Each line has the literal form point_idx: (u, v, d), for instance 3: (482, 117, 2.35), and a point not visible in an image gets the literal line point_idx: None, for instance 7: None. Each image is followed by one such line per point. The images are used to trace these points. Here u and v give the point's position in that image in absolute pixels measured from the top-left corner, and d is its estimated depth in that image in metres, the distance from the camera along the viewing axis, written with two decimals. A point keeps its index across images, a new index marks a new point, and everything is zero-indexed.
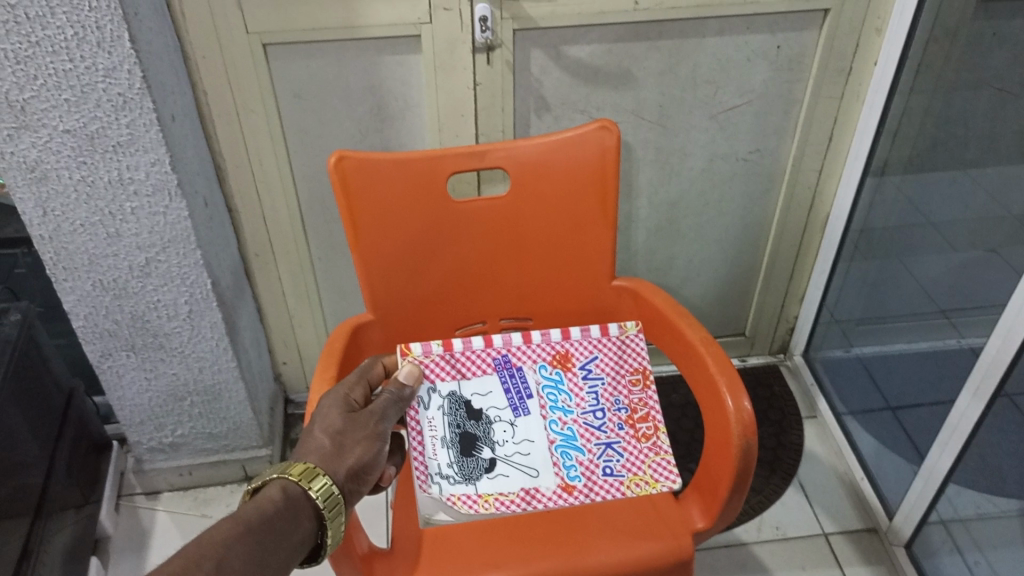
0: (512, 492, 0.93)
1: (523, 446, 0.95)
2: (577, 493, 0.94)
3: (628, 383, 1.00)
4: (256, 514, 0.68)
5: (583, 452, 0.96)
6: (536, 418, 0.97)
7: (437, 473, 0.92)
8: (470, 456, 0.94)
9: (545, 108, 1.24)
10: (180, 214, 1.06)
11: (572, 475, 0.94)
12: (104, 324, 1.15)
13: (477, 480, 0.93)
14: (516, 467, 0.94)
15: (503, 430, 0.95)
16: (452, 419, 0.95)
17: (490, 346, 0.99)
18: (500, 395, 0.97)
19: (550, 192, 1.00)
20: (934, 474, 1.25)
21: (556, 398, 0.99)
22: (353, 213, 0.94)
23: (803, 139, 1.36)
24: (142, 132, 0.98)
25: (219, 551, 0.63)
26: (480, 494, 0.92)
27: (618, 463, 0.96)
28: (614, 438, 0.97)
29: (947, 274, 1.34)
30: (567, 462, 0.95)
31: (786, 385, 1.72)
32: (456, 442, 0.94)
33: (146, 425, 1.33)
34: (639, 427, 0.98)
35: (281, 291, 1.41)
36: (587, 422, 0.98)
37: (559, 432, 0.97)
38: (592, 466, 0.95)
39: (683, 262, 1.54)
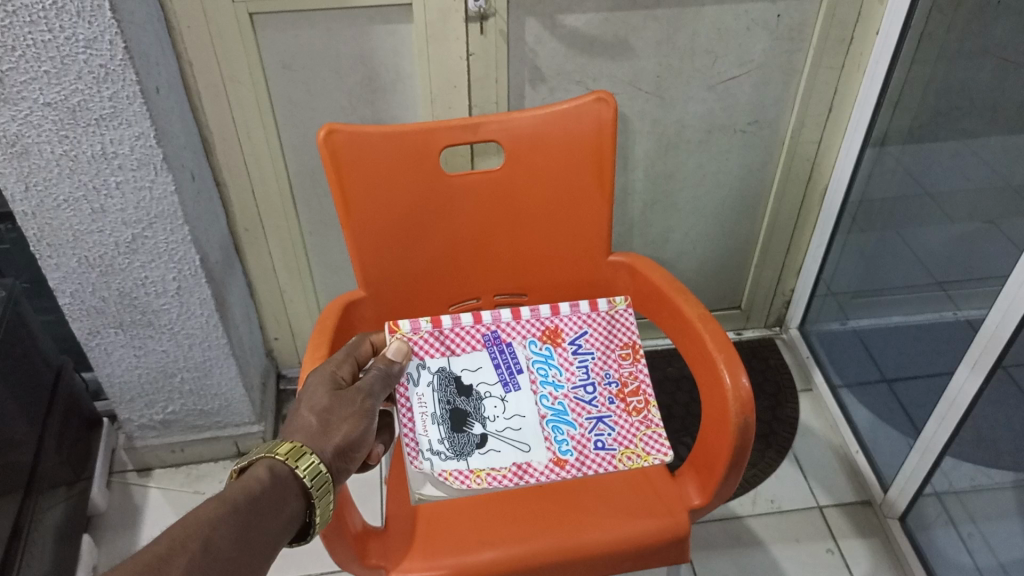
0: (504, 467, 0.91)
1: (513, 421, 0.93)
2: (568, 467, 0.92)
3: (618, 357, 0.99)
4: (242, 493, 0.67)
5: (575, 426, 0.94)
6: (527, 393, 0.95)
7: (428, 450, 0.90)
8: (461, 432, 0.92)
9: (540, 79, 1.21)
10: (166, 188, 1.04)
11: (564, 450, 0.93)
12: (91, 301, 1.13)
13: (469, 455, 0.91)
14: (508, 442, 0.92)
15: (493, 406, 0.93)
16: (442, 395, 0.93)
17: (481, 321, 0.98)
18: (490, 370, 0.95)
19: (545, 166, 0.98)
20: (930, 448, 1.25)
21: (546, 372, 0.97)
22: (344, 188, 0.92)
23: (802, 110, 1.34)
24: (126, 105, 0.95)
25: (205, 530, 0.62)
26: (471, 469, 0.90)
27: (609, 437, 0.94)
28: (605, 412, 0.96)
29: (948, 247, 1.33)
30: (558, 437, 0.93)
31: (781, 358, 1.71)
32: (446, 418, 0.92)
33: (137, 402, 1.31)
34: (630, 400, 0.96)
35: (272, 266, 1.39)
36: (577, 396, 0.96)
37: (549, 407, 0.95)
38: (583, 441, 0.94)
39: (679, 236, 1.53)
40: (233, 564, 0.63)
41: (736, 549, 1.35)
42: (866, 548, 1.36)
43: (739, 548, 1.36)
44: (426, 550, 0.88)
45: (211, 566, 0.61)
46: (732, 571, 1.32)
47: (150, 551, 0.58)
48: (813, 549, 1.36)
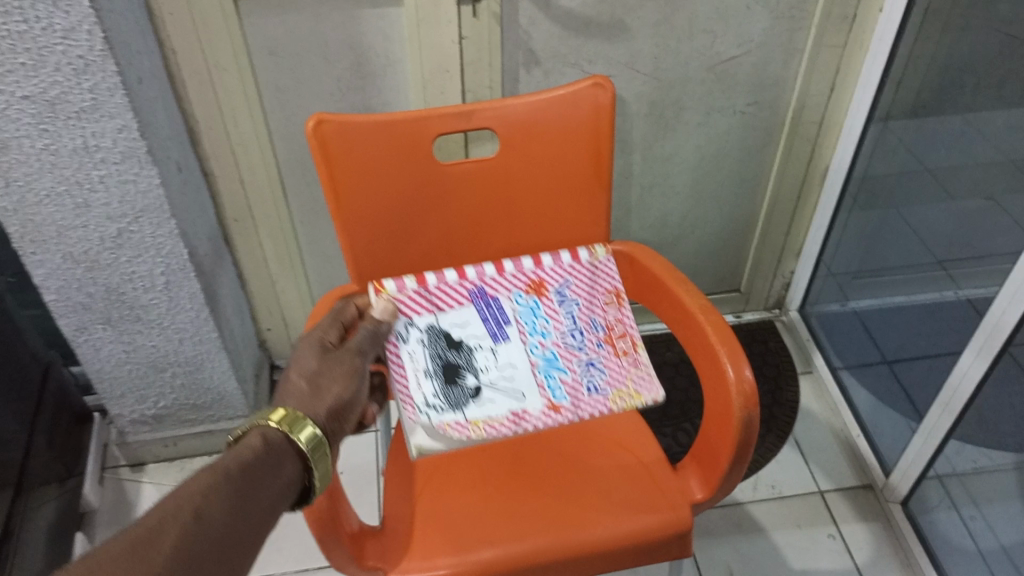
0: (501, 415, 0.85)
1: (506, 371, 0.89)
2: (564, 411, 0.87)
3: (602, 304, 0.97)
4: (234, 463, 0.63)
5: (567, 372, 0.90)
6: (516, 343, 0.91)
7: (424, 404, 0.86)
8: (455, 384, 0.88)
9: (535, 62, 1.18)
10: (151, 181, 1.01)
11: (558, 395, 0.88)
12: (77, 297, 1.11)
13: (465, 407, 0.86)
14: (502, 391, 0.88)
15: (484, 357, 0.89)
16: (433, 350, 0.90)
17: (466, 277, 0.95)
18: (478, 323, 0.92)
19: (542, 153, 0.95)
20: (934, 432, 1.24)
21: (534, 323, 0.94)
22: (334, 180, 0.89)
23: (803, 90, 1.31)
24: (106, 97, 0.92)
25: (197, 501, 0.58)
26: (469, 419, 0.85)
27: (601, 380, 0.91)
28: (593, 357, 0.93)
29: (952, 226, 1.31)
30: (551, 382, 0.89)
31: (781, 341, 1.69)
32: (438, 373, 0.88)
33: (128, 398, 1.29)
34: (618, 343, 0.94)
35: (263, 257, 1.37)
36: (566, 344, 0.93)
37: (540, 355, 0.91)
38: (576, 385, 0.90)
39: (677, 220, 1.50)
40: (234, 532, 0.59)
41: (738, 536, 1.34)
42: (868, 533, 1.35)
43: (740, 535, 1.34)
44: (424, 552, 0.86)
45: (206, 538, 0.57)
46: (735, 559, 1.31)
47: (141, 526, 0.55)
48: (815, 534, 1.34)
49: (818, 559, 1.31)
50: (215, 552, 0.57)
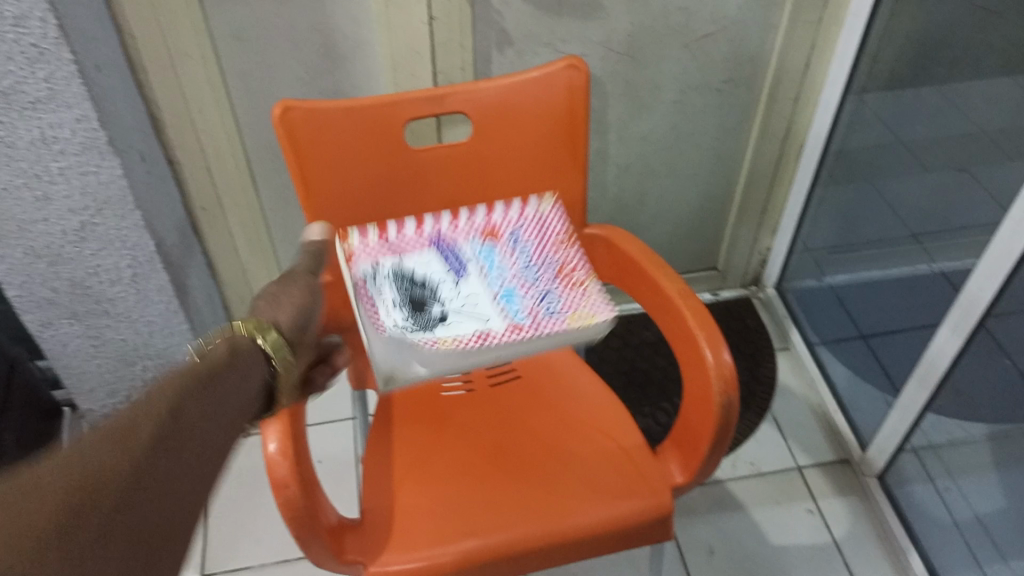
0: (468, 333, 0.82)
1: (469, 299, 0.86)
2: (525, 328, 0.82)
3: (554, 245, 0.93)
4: (201, 367, 0.56)
5: (527, 298, 0.86)
6: (476, 278, 0.89)
7: (393, 329, 0.82)
8: (422, 311, 0.84)
9: (507, 42, 1.16)
10: (113, 173, 0.98)
11: (518, 316, 0.84)
12: (42, 292, 1.08)
13: (434, 328, 0.82)
14: (467, 314, 0.84)
15: (447, 289, 0.87)
16: (397, 287, 0.87)
17: (424, 226, 0.92)
18: (440, 261, 0.90)
19: (515, 137, 0.93)
20: (910, 407, 1.25)
21: (491, 261, 0.91)
22: (304, 168, 0.87)
23: (779, 67, 1.30)
24: (63, 86, 0.89)
25: (169, 398, 0.52)
26: (439, 336, 0.81)
27: (556, 306, 0.85)
28: (549, 287, 0.88)
29: (927, 200, 1.32)
30: (511, 306, 0.85)
31: (759, 318, 1.70)
32: (405, 303, 0.85)
33: (98, 392, 1.27)
34: (571, 276, 0.89)
35: (233, 245, 1.34)
36: (523, 277, 0.89)
37: (499, 286, 0.88)
38: (535, 310, 0.85)
39: (654, 199, 1.49)
40: (210, 434, 0.53)
41: (717, 514, 1.35)
42: (845, 507, 1.36)
43: (720, 513, 1.35)
44: (404, 544, 0.85)
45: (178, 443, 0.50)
46: (716, 537, 1.32)
47: (109, 425, 0.48)
48: (793, 510, 1.35)
49: (797, 535, 1.32)
50: (192, 452, 0.51)
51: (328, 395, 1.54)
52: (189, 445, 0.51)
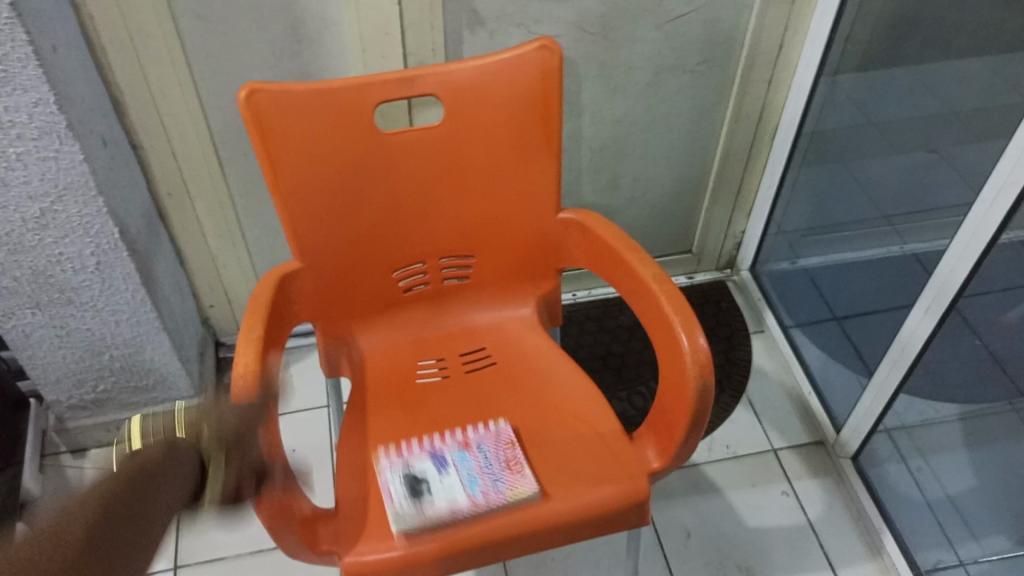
0: (444, 508, 0.82)
1: (447, 485, 0.85)
2: (486, 498, 0.83)
3: (505, 446, 0.90)
4: (148, 457, 0.63)
5: (485, 487, 0.84)
6: (458, 475, 0.86)
7: (401, 498, 0.83)
8: (422, 490, 0.84)
9: (478, 23, 1.14)
10: (74, 157, 0.95)
11: (479, 493, 0.84)
12: (2, 282, 1.05)
13: (428, 501, 0.83)
14: (446, 496, 0.84)
15: (434, 480, 0.85)
16: (406, 478, 0.86)
17: (424, 439, 0.92)
18: (430, 463, 0.87)
19: (487, 120, 0.92)
20: (883, 389, 1.25)
21: (467, 463, 0.87)
22: (270, 151, 0.85)
23: (752, 48, 1.30)
24: (18, 69, 0.86)
25: (101, 492, 0.58)
26: (431, 512, 0.82)
27: (499, 490, 0.84)
28: (499, 476, 0.86)
29: (897, 181, 1.35)
30: (474, 488, 0.84)
31: (733, 301, 1.69)
32: (411, 486, 0.85)
33: (64, 383, 1.24)
34: (517, 467, 0.87)
35: (201, 231, 1.31)
36: (483, 467, 0.87)
37: (471, 476, 0.86)
38: (490, 494, 0.84)
39: (629, 182, 1.48)
40: (132, 533, 0.58)
41: (694, 497, 1.35)
42: (820, 489, 1.36)
43: (697, 496, 1.35)
44: (377, 533, 0.82)
45: (114, 530, 0.57)
46: (693, 520, 1.32)
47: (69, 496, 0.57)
48: (769, 492, 1.36)
49: (774, 517, 1.32)
50: (140, 536, 0.58)
51: (302, 382, 1.52)
52: (134, 536, 0.58)
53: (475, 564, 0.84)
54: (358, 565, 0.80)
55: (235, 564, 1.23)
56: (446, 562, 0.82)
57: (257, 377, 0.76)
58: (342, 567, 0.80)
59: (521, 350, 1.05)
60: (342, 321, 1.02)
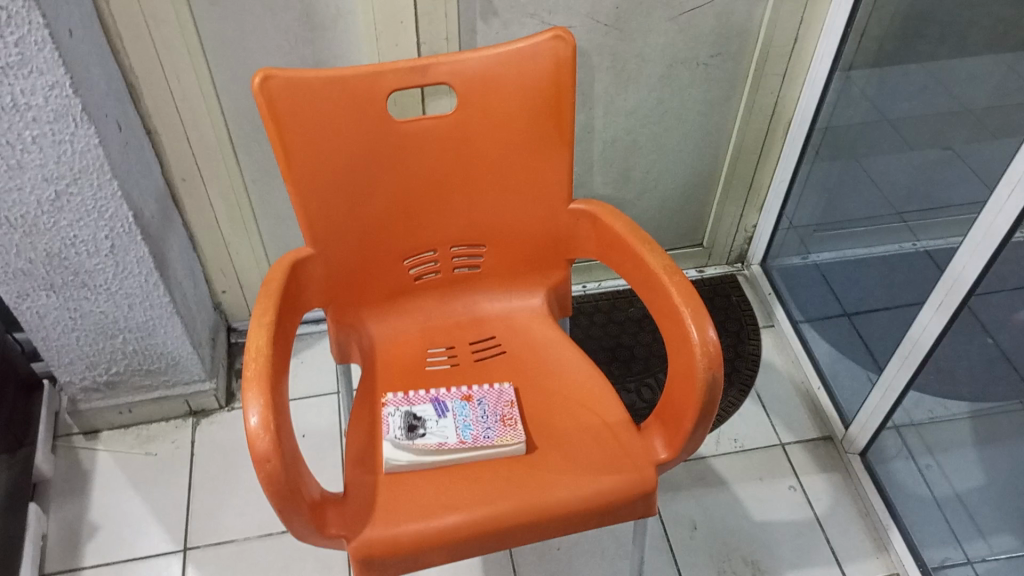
0: (431, 447, 0.88)
1: (442, 427, 0.90)
2: (472, 439, 0.89)
3: (504, 400, 0.94)
4: None
5: (474, 431, 0.90)
6: (453, 421, 0.91)
7: (398, 431, 0.89)
8: (417, 429, 0.90)
9: (492, 12, 1.14)
10: (89, 141, 0.96)
11: (467, 435, 0.89)
12: (17, 263, 1.06)
13: (419, 437, 0.89)
14: (437, 435, 0.89)
15: (431, 421, 0.91)
16: (408, 417, 0.91)
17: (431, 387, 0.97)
18: (431, 408, 0.92)
19: (499, 110, 0.92)
20: (893, 386, 1.25)
21: (464, 412, 0.92)
22: (284, 136, 0.85)
23: (767, 41, 1.29)
24: (35, 51, 0.86)
25: None
26: (420, 447, 0.88)
27: (486, 433, 0.90)
28: (490, 424, 0.91)
29: (910, 177, 1.33)
30: (465, 431, 0.90)
31: (743, 294, 1.69)
32: (408, 422, 0.90)
33: (77, 365, 1.25)
34: (509, 418, 0.92)
35: (213, 217, 1.32)
36: (478, 416, 0.92)
37: (464, 422, 0.91)
38: (477, 437, 0.89)
39: (640, 174, 1.48)
40: None
41: (701, 489, 1.35)
42: (827, 484, 1.36)
43: (704, 489, 1.35)
44: (386, 519, 0.83)
45: None
46: (699, 512, 1.32)
47: None
48: (776, 486, 1.36)
49: (780, 511, 1.32)
50: None
51: (312, 368, 1.53)
52: None
53: (481, 550, 0.85)
54: (365, 549, 0.81)
55: (243, 547, 1.24)
56: (452, 548, 0.83)
57: (267, 362, 0.76)
58: (349, 550, 0.81)
59: (530, 340, 1.05)
60: (352, 308, 1.02)
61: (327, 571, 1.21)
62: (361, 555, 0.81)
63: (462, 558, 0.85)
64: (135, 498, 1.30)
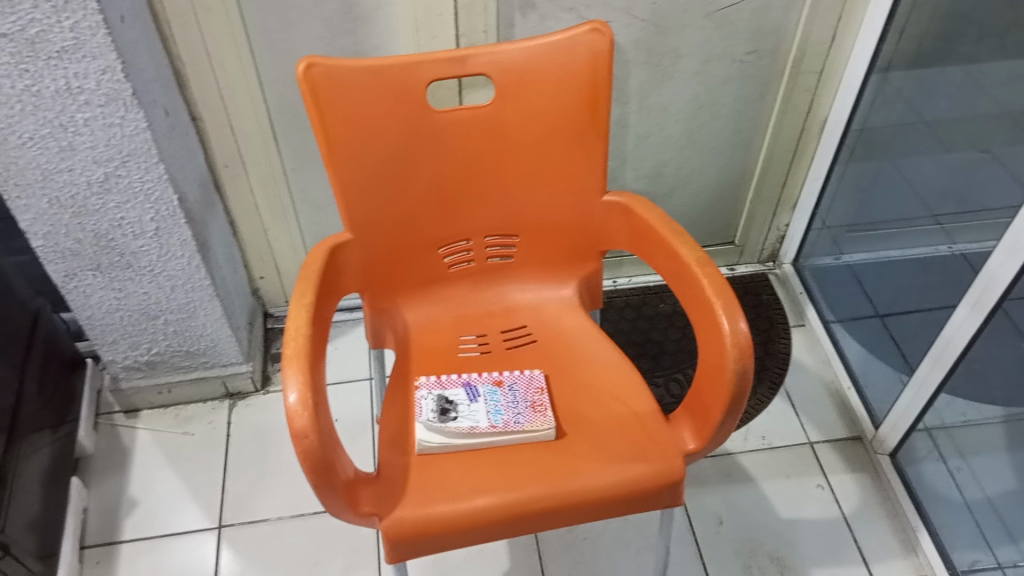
0: (463, 430, 0.90)
1: (474, 411, 0.92)
2: (502, 423, 0.91)
3: (535, 388, 0.96)
4: None
5: (505, 416, 0.92)
6: (484, 405, 0.93)
7: (432, 413, 0.91)
8: (450, 411, 0.92)
9: (530, 6, 1.15)
10: (138, 125, 0.99)
11: (498, 420, 0.91)
12: (65, 243, 1.09)
13: (451, 421, 0.91)
14: (469, 420, 0.91)
15: (463, 405, 0.93)
16: (441, 399, 0.93)
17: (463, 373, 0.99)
18: (463, 392, 0.95)
19: (536, 102, 0.94)
20: (924, 386, 1.25)
21: (495, 398, 0.94)
22: (326, 124, 0.87)
23: (804, 38, 1.29)
24: (89, 36, 0.89)
25: None
26: (452, 430, 0.90)
27: (516, 418, 0.92)
28: (521, 409, 0.93)
29: (945, 180, 1.32)
30: (495, 415, 0.92)
31: (774, 293, 1.68)
32: (441, 405, 0.93)
33: (120, 344, 1.29)
34: (540, 405, 0.94)
35: (254, 204, 1.35)
36: (509, 402, 0.94)
37: (495, 407, 0.93)
38: (508, 422, 0.91)
39: (673, 169, 1.48)
40: None
41: (727, 485, 1.36)
42: (855, 483, 1.36)
43: (730, 484, 1.36)
44: (418, 500, 0.84)
45: None
46: (724, 507, 1.32)
47: None
48: (804, 484, 1.36)
49: (807, 508, 1.32)
50: None
51: (346, 355, 1.55)
52: None
53: (509, 534, 0.86)
54: (396, 528, 0.82)
55: (276, 527, 1.27)
56: (481, 529, 0.84)
57: (305, 343, 0.78)
58: (380, 529, 0.82)
59: (561, 331, 1.06)
60: (388, 295, 1.04)
61: (356, 552, 1.24)
62: (391, 534, 0.82)
63: (490, 540, 0.87)
64: (172, 476, 1.33)
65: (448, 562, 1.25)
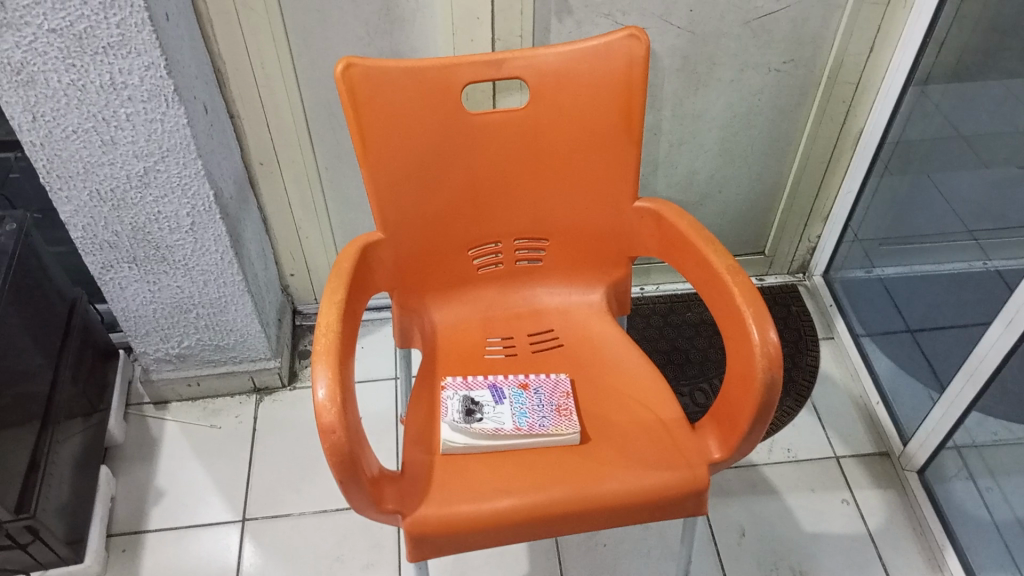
0: (487, 431, 0.91)
1: (498, 413, 0.93)
2: (527, 426, 0.91)
3: (560, 392, 0.96)
4: None
5: (529, 419, 0.92)
6: (509, 408, 0.94)
7: (456, 414, 0.92)
8: (474, 413, 0.93)
9: (567, 11, 1.16)
10: (177, 121, 1.01)
11: (523, 423, 0.92)
12: (104, 235, 1.11)
13: (476, 422, 0.91)
14: (493, 421, 0.92)
15: (489, 407, 0.94)
16: (466, 400, 0.94)
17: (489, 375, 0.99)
18: (489, 394, 0.95)
19: (570, 106, 0.94)
20: (956, 403, 1.23)
21: (520, 400, 0.95)
22: (362, 124, 0.88)
23: (842, 48, 1.28)
24: (134, 33, 0.91)
25: None
26: (476, 431, 0.90)
27: (541, 421, 0.92)
28: (546, 412, 0.93)
29: (982, 194, 1.29)
30: (520, 417, 0.92)
31: (803, 305, 1.67)
32: (466, 407, 0.93)
33: (152, 336, 1.31)
34: (564, 408, 0.94)
35: (287, 202, 1.37)
36: (534, 405, 0.94)
37: (519, 410, 0.93)
38: (532, 424, 0.92)
39: (705, 177, 1.47)
40: None
41: (751, 496, 1.35)
42: (880, 499, 1.35)
43: (754, 496, 1.35)
44: (442, 500, 0.84)
45: None
46: (748, 519, 1.32)
47: None
48: (829, 498, 1.35)
49: (831, 523, 1.31)
50: None
51: (372, 354, 1.56)
52: None
53: (531, 536, 0.86)
54: (418, 526, 0.82)
55: (298, 522, 1.28)
56: (504, 530, 0.84)
57: (336, 339, 0.79)
58: (402, 527, 0.83)
59: (588, 335, 1.07)
60: (416, 294, 1.05)
61: (378, 549, 1.25)
62: (414, 532, 0.83)
63: (511, 541, 0.87)
64: (200, 468, 1.35)
65: (469, 562, 1.25)
